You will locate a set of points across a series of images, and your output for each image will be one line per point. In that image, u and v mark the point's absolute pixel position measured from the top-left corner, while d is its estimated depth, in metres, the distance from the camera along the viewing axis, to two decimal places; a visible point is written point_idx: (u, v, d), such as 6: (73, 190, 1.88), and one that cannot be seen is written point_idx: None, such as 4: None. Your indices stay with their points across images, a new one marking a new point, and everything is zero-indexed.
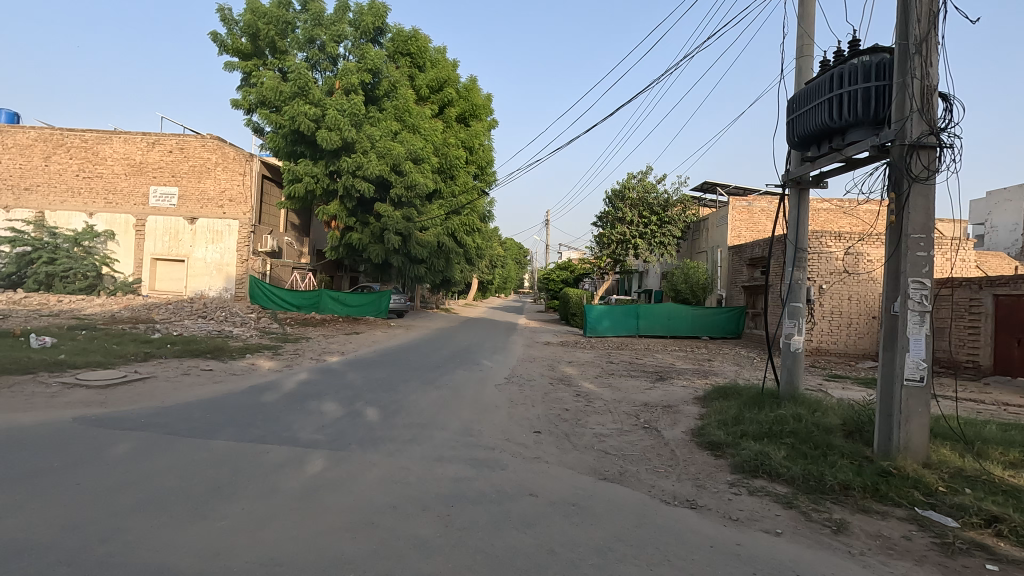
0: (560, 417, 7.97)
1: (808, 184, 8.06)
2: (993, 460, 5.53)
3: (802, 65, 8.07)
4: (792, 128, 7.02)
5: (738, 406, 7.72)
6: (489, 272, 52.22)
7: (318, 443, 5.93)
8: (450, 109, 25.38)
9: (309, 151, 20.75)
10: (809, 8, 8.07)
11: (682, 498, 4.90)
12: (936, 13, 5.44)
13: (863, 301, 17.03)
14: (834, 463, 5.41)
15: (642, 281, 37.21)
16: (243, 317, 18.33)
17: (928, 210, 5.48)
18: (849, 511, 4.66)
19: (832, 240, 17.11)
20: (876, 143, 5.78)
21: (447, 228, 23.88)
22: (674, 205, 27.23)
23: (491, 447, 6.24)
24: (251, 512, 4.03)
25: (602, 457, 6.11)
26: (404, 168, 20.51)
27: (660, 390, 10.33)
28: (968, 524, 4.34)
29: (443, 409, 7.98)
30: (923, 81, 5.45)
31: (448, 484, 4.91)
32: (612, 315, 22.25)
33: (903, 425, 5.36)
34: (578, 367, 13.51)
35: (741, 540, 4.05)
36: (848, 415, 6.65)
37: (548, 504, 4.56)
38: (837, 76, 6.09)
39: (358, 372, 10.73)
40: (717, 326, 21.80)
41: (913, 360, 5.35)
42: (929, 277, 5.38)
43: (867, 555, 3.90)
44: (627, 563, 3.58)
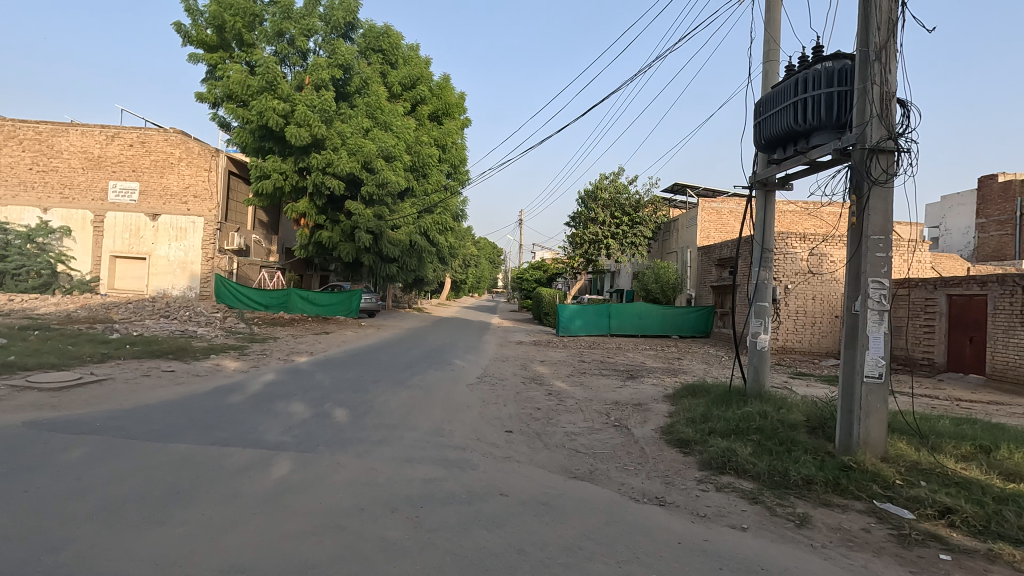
0: (532, 416, 7.98)
1: (774, 186, 8.25)
2: (948, 454, 5.74)
3: (768, 70, 8.25)
4: (759, 131, 7.17)
5: (706, 404, 7.85)
6: (462, 272, 52.11)
7: (284, 444, 5.81)
8: (423, 108, 25.06)
9: (277, 147, 20.29)
10: (775, 14, 8.26)
11: (651, 495, 4.95)
12: (894, 21, 5.61)
13: (826, 301, 17.55)
14: (798, 459, 5.55)
15: (614, 281, 37.58)
16: (208, 317, 17.81)
17: (887, 212, 5.66)
18: (811, 505, 4.77)
19: (797, 240, 17.59)
20: (838, 146, 5.95)
21: (419, 226, 23.57)
22: (645, 206, 27.59)
23: (462, 447, 6.20)
24: (213, 518, 3.91)
25: (573, 455, 6.14)
26: (376, 165, 20.22)
27: (630, 388, 10.44)
28: (923, 516, 4.49)
29: (414, 409, 7.91)
30: (883, 87, 5.62)
31: (418, 484, 4.86)
32: (585, 314, 22.38)
33: (862, 420, 5.53)
34: (550, 366, 13.57)
35: (709, 536, 4.11)
36: (812, 412, 6.83)
37: (518, 504, 4.54)
38: (802, 80, 6.25)
39: (327, 372, 10.55)
40: (686, 325, 22.20)
41: (873, 357, 5.52)
42: (887, 277, 5.56)
43: (829, 547, 4.00)
44: (595, 561, 3.59)
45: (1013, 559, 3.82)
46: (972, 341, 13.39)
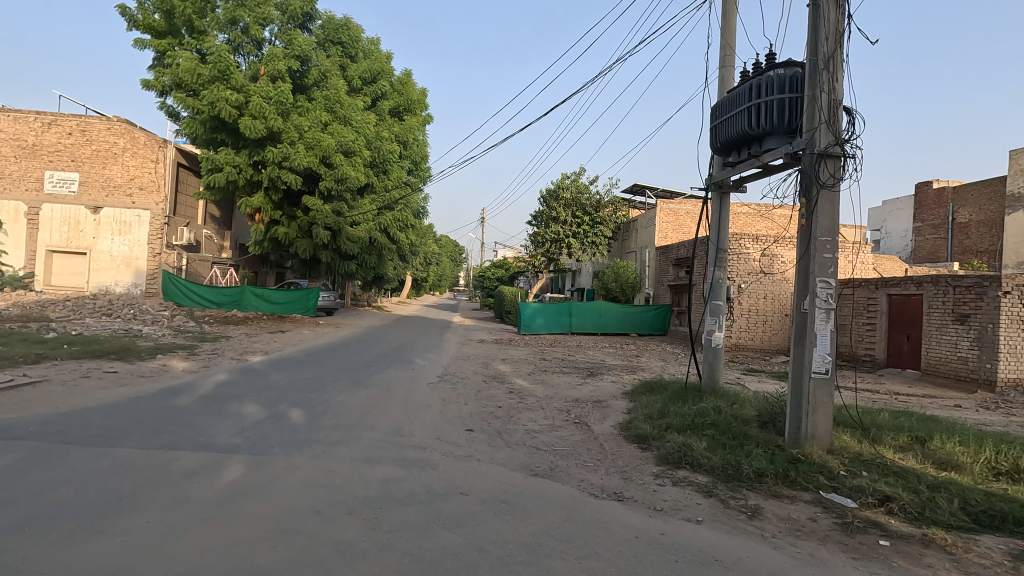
0: (493, 415, 7.96)
1: (729, 188, 8.50)
2: (887, 445, 6.06)
3: (724, 75, 8.48)
4: (714, 135, 7.36)
5: (664, 400, 8.02)
6: (423, 270, 51.70)
7: (235, 447, 5.60)
8: (384, 103, 24.50)
9: (230, 139, 19.59)
10: (731, 20, 8.50)
11: (610, 490, 5.02)
12: (841, 32, 5.86)
13: (777, 300, 18.22)
14: (749, 452, 5.74)
15: (574, 280, 37.95)
16: (155, 315, 17.01)
17: (834, 214, 5.90)
18: (763, 497, 4.94)
19: (750, 241, 18.19)
20: (790, 150, 6.17)
21: (379, 223, 23.18)
22: (606, 206, 28.01)
23: (422, 446, 6.13)
24: (158, 525, 3.74)
25: (533, 453, 6.15)
26: (334, 160, 19.74)
27: (590, 385, 10.58)
28: (865, 504, 4.72)
29: (373, 409, 7.77)
30: (830, 95, 5.88)
31: (377, 485, 4.77)
32: (546, 312, 22.52)
33: (810, 415, 5.76)
34: (512, 364, 13.57)
35: (665, 529, 4.20)
36: (763, 407, 7.08)
37: (478, 503, 4.52)
38: (756, 86, 6.46)
39: (282, 372, 10.23)
40: (645, 324, 22.67)
41: (820, 354, 5.77)
42: (834, 277, 5.81)
43: (778, 537, 4.15)
44: (555, 558, 3.61)
45: (945, 542, 4.06)
46: (909, 338, 14.16)
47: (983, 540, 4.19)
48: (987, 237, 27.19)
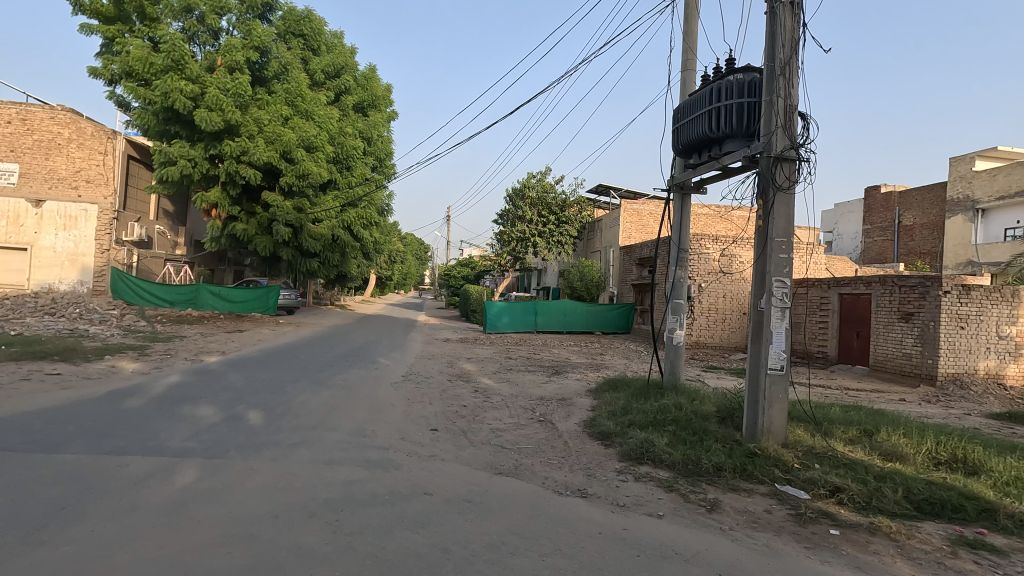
0: (458, 414, 7.92)
1: (690, 190, 8.68)
2: (838, 439, 6.32)
3: (686, 78, 8.66)
4: (676, 137, 7.50)
5: (627, 397, 8.16)
6: (387, 269, 51.06)
7: (189, 451, 5.39)
8: (347, 98, 23.96)
9: (184, 131, 18.89)
10: (692, 26, 8.68)
11: (574, 487, 5.07)
12: (797, 40, 6.05)
13: (734, 299, 18.78)
14: (709, 447, 5.89)
15: (540, 279, 38.14)
16: (103, 314, 16.25)
17: (789, 216, 6.10)
18: (721, 491, 5.07)
19: (710, 242, 18.65)
20: (749, 153, 6.35)
21: (342, 220, 22.72)
22: (571, 206, 28.24)
23: (386, 446, 6.04)
24: (105, 533, 3.58)
25: (498, 451, 6.15)
26: (295, 155, 19.25)
27: (555, 383, 10.65)
28: (817, 496, 4.90)
29: (335, 409, 7.62)
30: (786, 101, 6.07)
31: (338, 487, 4.68)
32: (512, 311, 22.55)
33: (766, 410, 5.95)
34: (477, 363, 13.53)
35: (627, 524, 4.26)
36: (722, 403, 7.28)
37: (442, 502, 4.50)
38: (716, 89, 6.62)
39: (240, 372, 9.92)
40: (609, 322, 22.99)
41: (776, 352, 5.96)
42: (789, 277, 6.01)
43: (735, 529, 4.27)
44: (520, 556, 3.62)
45: (891, 530, 4.26)
46: (859, 336, 14.79)
47: (925, 526, 4.42)
48: (930, 239, 28.67)
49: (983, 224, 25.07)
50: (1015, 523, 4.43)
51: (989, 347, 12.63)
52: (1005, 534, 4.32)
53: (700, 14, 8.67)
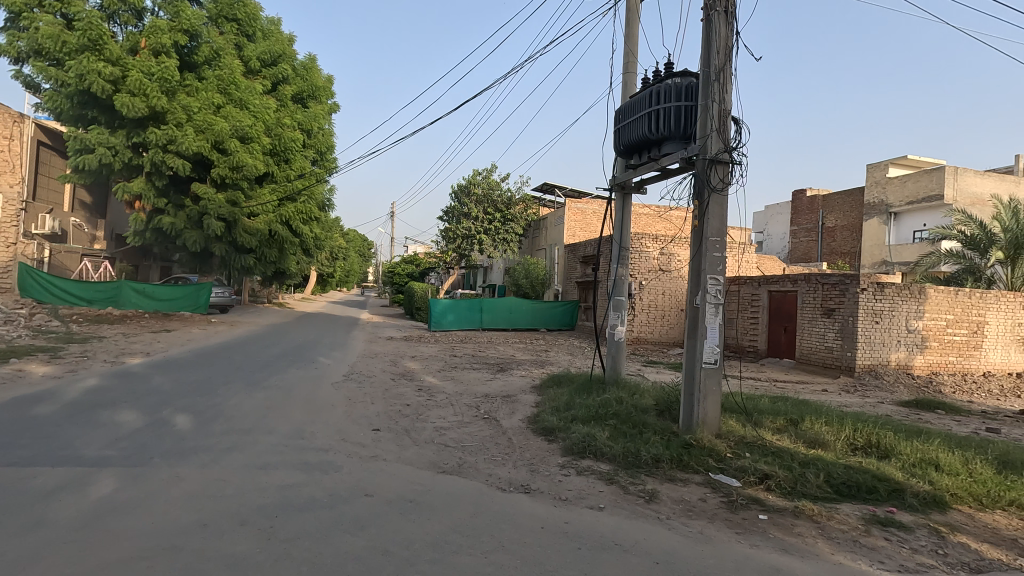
0: (401, 413, 7.79)
1: (631, 190, 8.89)
2: (766, 428, 6.67)
3: (627, 80, 8.86)
4: (617, 137, 7.66)
5: (570, 393, 8.28)
6: (328, 265, 49.62)
7: (107, 460, 5.02)
8: (285, 88, 22.93)
9: (104, 117, 17.63)
10: (633, 29, 8.89)
11: (518, 483, 5.09)
12: (731, 47, 6.31)
13: (673, 296, 19.46)
14: (647, 439, 6.07)
15: (486, 277, 38.13)
16: (8, 313, 14.90)
17: (722, 217, 6.36)
18: (659, 481, 5.24)
19: (650, 241, 19.20)
20: (685, 155, 6.58)
21: (279, 215, 21.81)
22: (517, 203, 28.35)
23: (325, 448, 5.86)
24: (7, 553, 3.27)
25: (442, 450, 6.10)
26: (228, 146, 18.32)
27: (499, 380, 10.69)
28: (747, 483, 5.15)
29: (272, 411, 7.32)
30: (720, 106, 6.33)
31: (273, 492, 4.49)
32: (457, 309, 22.44)
33: (701, 402, 6.20)
34: (421, 362, 13.35)
35: (569, 518, 4.32)
36: (660, 396, 7.52)
37: (384, 503, 4.41)
38: (656, 92, 6.82)
39: (167, 374, 9.35)
40: (553, 319, 23.30)
41: (710, 346, 6.22)
42: (722, 274, 6.28)
43: (672, 518, 4.42)
44: (462, 555, 3.59)
45: (813, 512, 4.53)
46: (786, 331, 15.67)
47: (843, 508, 4.73)
48: (850, 240, 30.73)
49: (896, 226, 27.12)
50: (919, 501, 4.83)
51: (899, 340, 13.68)
52: (911, 511, 4.70)
53: (640, 17, 8.89)
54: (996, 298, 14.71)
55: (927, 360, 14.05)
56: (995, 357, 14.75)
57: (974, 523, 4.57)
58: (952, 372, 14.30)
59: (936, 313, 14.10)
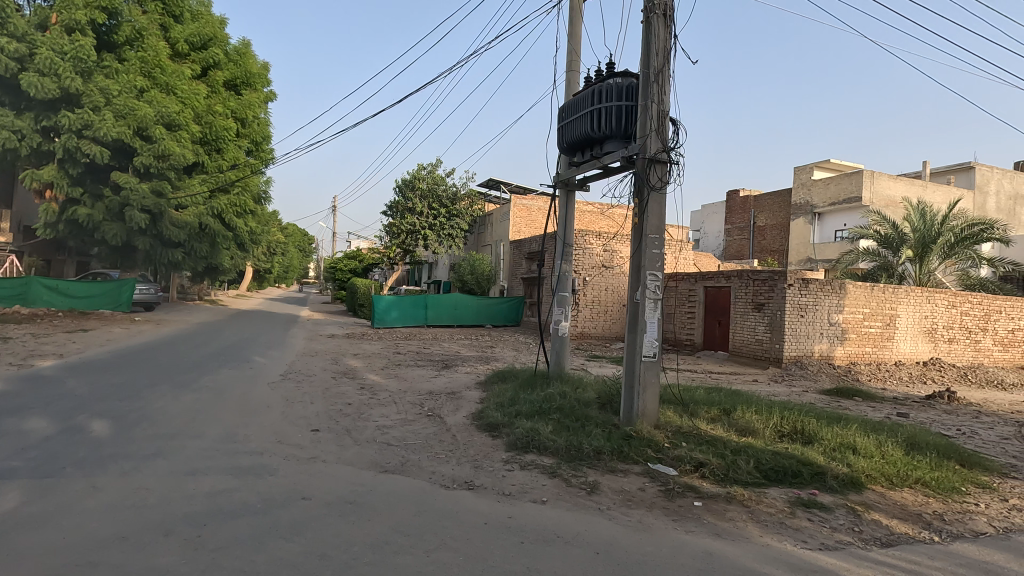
0: (342, 412, 7.57)
1: (574, 187, 9.00)
2: (701, 418, 6.95)
3: (570, 78, 8.96)
4: (560, 135, 7.72)
5: (514, 388, 8.32)
6: (266, 261, 47.65)
7: (11, 472, 4.60)
8: (216, 73, 21.73)
9: (8, 97, 16.18)
10: (576, 28, 9.00)
11: (461, 480, 5.07)
12: (669, 50, 6.50)
13: (615, 292, 19.92)
14: (589, 432, 6.18)
15: (431, 272, 37.71)
16: None
17: (660, 214, 6.55)
18: (600, 473, 5.35)
19: (593, 237, 19.54)
20: (626, 154, 6.72)
21: (211, 208, 20.63)
22: (462, 199, 28.16)
23: (260, 451, 5.62)
24: None
25: (384, 449, 5.97)
26: (153, 133, 17.19)
27: (444, 377, 10.61)
28: (683, 471, 5.35)
29: (202, 414, 6.95)
30: (659, 106, 6.51)
31: (202, 500, 4.25)
32: (401, 305, 22.08)
33: (640, 395, 6.38)
34: (364, 359, 13.04)
35: (512, 513, 4.33)
36: (602, 390, 7.69)
37: (322, 506, 4.27)
38: (598, 91, 6.93)
39: (83, 377, 8.67)
40: (499, 314, 23.34)
41: (649, 340, 6.41)
42: (661, 271, 6.48)
43: (612, 508, 4.53)
44: (404, 555, 3.53)
45: (743, 498, 4.76)
46: (720, 324, 16.38)
47: (771, 492, 4.99)
48: (779, 239, 32.46)
49: (819, 226, 28.89)
50: (838, 482, 5.17)
51: (822, 332, 14.60)
52: (832, 492, 5.03)
53: (584, 17, 9.00)
54: (907, 292, 15.93)
55: (846, 351, 15.06)
56: (906, 347, 15.99)
57: (886, 501, 4.95)
58: (868, 361, 15.40)
59: (855, 307, 15.13)
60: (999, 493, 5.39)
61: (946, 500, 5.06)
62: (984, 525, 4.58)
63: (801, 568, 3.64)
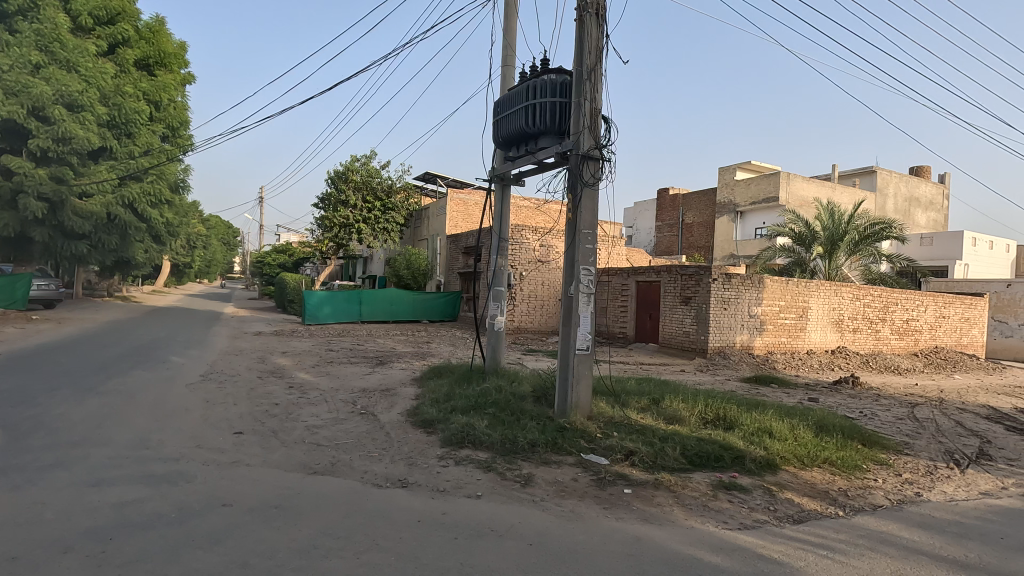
0: (268, 413, 7.24)
1: (509, 181, 9.01)
2: (632, 408, 7.18)
3: (506, 73, 8.95)
4: (495, 128, 7.71)
5: (450, 384, 8.26)
6: (185, 254, 44.67)
7: None
8: (126, 51, 20.11)
9: None
10: (512, 23, 9.00)
11: (394, 478, 4.97)
12: (601, 49, 6.61)
13: (551, 286, 20.20)
14: (524, 426, 6.24)
15: (365, 267, 36.78)
16: None
17: (593, 210, 6.69)
18: (534, 465, 5.40)
19: (530, 233, 19.69)
20: (560, 150, 6.80)
21: (121, 197, 19.00)
22: (398, 192, 27.58)
23: (176, 457, 5.27)
24: None
25: (314, 449, 5.77)
26: (51, 113, 15.68)
27: (378, 374, 10.38)
28: (615, 460, 5.50)
29: (109, 419, 6.43)
30: (591, 104, 6.63)
31: (108, 512, 3.92)
32: (334, 301, 21.35)
33: (574, 387, 6.50)
34: (293, 357, 12.54)
35: (446, 509, 4.29)
36: (537, 383, 7.78)
37: (244, 512, 4.05)
38: (532, 87, 6.97)
39: None
40: (436, 310, 23.16)
41: (583, 333, 6.54)
42: (594, 265, 6.62)
43: (546, 500, 4.59)
44: (332, 558, 3.42)
45: (670, 483, 4.96)
46: (651, 317, 16.98)
47: (695, 476, 5.23)
48: (705, 235, 34.05)
49: (741, 224, 30.59)
50: (756, 464, 5.49)
51: (743, 324, 15.47)
52: (750, 475, 5.33)
53: (518, 12, 9.01)
54: (818, 286, 17.16)
55: (765, 341, 16.02)
56: (817, 337, 17.23)
57: (798, 480, 5.31)
58: (784, 350, 16.46)
59: (772, 300, 16.12)
60: (894, 469, 5.92)
61: (850, 477, 5.50)
62: (881, 499, 5.01)
63: (723, 547, 3.83)
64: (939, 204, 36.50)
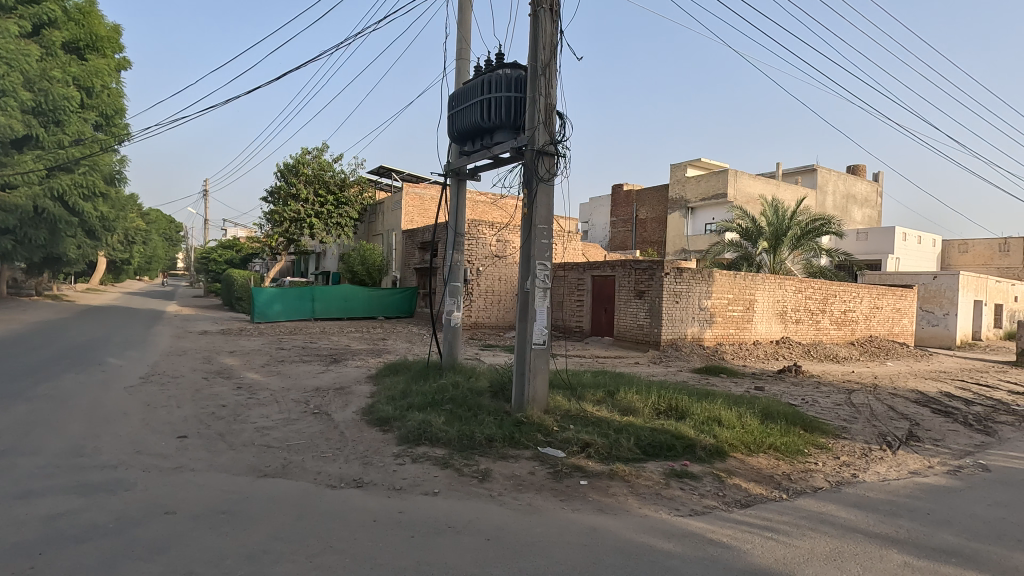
0: (215, 415, 6.96)
1: (465, 176, 8.95)
2: (588, 400, 7.29)
3: (460, 66, 8.87)
4: (450, 123, 7.64)
5: (406, 381, 8.16)
6: (123, 249, 42.40)
7: None
8: (53, 33, 18.73)
9: None
10: (466, 16, 8.91)
11: (349, 478, 4.87)
12: (555, 45, 6.64)
13: (508, 281, 20.24)
14: (481, 421, 6.23)
15: (318, 263, 35.89)
16: None
17: (549, 206, 6.71)
18: (492, 460, 5.41)
19: (486, 228, 19.63)
20: (515, 145, 6.80)
21: (47, 189, 17.90)
22: (351, 186, 26.90)
23: (114, 464, 4.99)
24: None
25: (264, 451, 5.59)
26: None
27: (332, 372, 10.16)
28: (570, 453, 5.57)
29: (38, 426, 6.01)
30: (546, 99, 6.64)
31: (36, 526, 3.67)
32: (285, 297, 20.68)
33: (531, 381, 6.53)
34: (241, 357, 12.08)
35: (403, 508, 4.24)
36: (494, 379, 7.78)
37: (189, 519, 3.88)
38: (486, 82, 6.94)
39: None
40: (391, 306, 22.87)
41: (539, 327, 6.59)
42: (549, 261, 6.66)
43: (503, 494, 4.60)
44: (283, 562, 3.32)
45: (624, 473, 5.07)
46: (607, 311, 17.24)
47: (649, 466, 5.36)
48: (658, 231, 34.88)
49: (692, 219, 31.51)
50: (706, 452, 5.68)
51: (693, 316, 15.94)
52: (700, 462, 5.51)
53: (473, 6, 8.93)
54: (763, 280, 17.87)
55: (714, 333, 16.52)
56: (763, 328, 17.94)
57: (744, 466, 5.52)
58: (732, 341, 17.03)
59: (721, 293, 16.67)
60: (833, 452, 6.25)
61: (792, 462, 5.76)
62: (821, 481, 5.28)
63: (675, 534, 3.94)
64: (873, 201, 38.58)
